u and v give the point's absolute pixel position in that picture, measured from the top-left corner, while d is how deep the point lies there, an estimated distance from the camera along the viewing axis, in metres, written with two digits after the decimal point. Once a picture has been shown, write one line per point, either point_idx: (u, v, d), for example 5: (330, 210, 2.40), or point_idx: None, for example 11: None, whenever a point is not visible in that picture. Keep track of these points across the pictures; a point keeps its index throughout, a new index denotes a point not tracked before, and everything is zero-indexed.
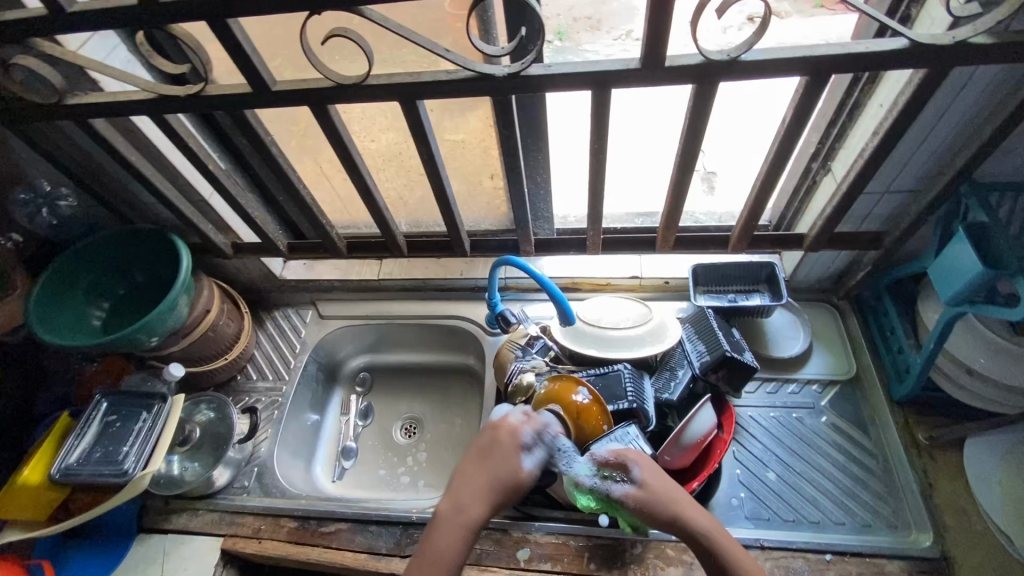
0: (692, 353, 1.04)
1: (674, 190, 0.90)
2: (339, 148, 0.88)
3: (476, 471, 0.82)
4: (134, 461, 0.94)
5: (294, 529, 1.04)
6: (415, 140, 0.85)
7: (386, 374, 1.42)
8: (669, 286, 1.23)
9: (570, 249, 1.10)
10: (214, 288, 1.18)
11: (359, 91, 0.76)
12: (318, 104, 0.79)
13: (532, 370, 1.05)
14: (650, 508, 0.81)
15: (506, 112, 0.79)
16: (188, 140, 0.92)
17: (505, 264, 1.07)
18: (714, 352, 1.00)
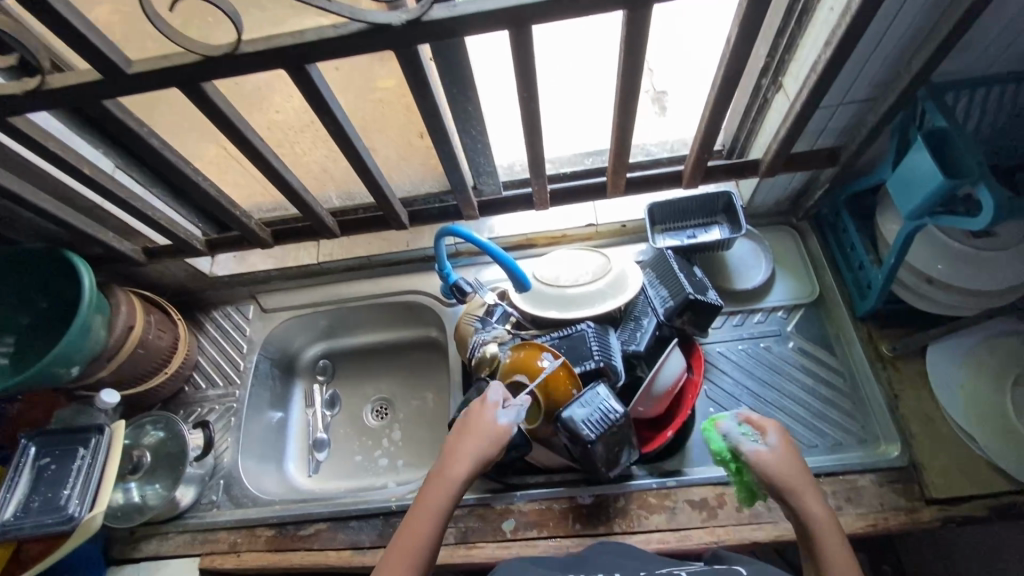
0: (656, 299, 1.00)
1: (618, 131, 0.83)
2: (231, 131, 0.75)
3: (462, 434, 0.81)
4: (78, 504, 0.87)
5: (272, 537, 1.01)
6: (317, 110, 0.73)
7: (347, 358, 1.35)
8: (627, 230, 1.18)
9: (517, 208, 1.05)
10: (134, 300, 1.06)
11: (235, 63, 0.64)
12: (191, 82, 0.66)
13: (495, 341, 0.99)
14: (772, 476, 0.74)
15: (415, 68, 0.68)
16: (51, 144, 0.79)
17: (447, 235, 0.99)
18: (677, 296, 0.97)
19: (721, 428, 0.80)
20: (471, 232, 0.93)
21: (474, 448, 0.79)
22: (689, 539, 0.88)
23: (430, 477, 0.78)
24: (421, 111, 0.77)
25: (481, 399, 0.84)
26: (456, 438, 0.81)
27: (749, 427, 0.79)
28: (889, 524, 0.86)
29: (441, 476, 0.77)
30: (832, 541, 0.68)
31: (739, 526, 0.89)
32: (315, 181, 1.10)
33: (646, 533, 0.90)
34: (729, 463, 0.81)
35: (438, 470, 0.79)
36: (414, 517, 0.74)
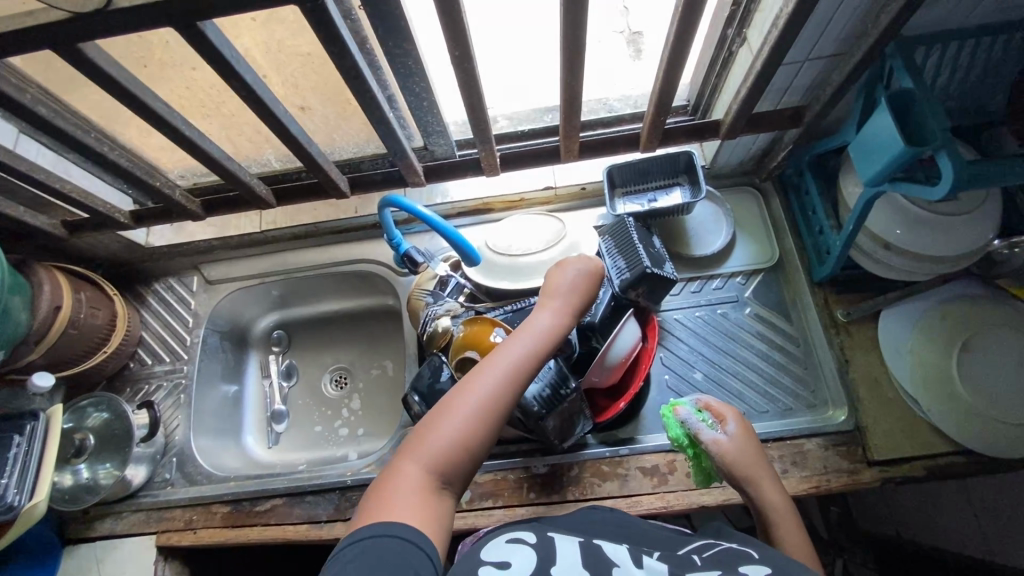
0: (612, 270, 0.95)
1: (567, 91, 0.77)
2: (128, 96, 0.67)
3: (562, 285, 0.77)
4: (17, 494, 0.84)
5: (228, 513, 1.00)
6: (222, 72, 0.66)
7: (303, 328, 1.32)
8: (587, 192, 1.14)
9: (466, 172, 1.02)
10: (59, 277, 0.98)
11: (115, 18, 0.56)
12: (69, 40, 0.58)
13: (448, 314, 0.97)
14: (731, 462, 0.76)
15: (326, 25, 0.61)
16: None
17: (391, 206, 0.94)
18: (634, 268, 0.92)
19: (678, 416, 0.81)
20: (408, 203, 0.89)
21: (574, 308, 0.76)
22: (640, 505, 0.90)
23: (533, 321, 0.72)
24: (344, 73, 0.70)
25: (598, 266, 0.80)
26: (556, 288, 0.77)
27: (708, 414, 0.80)
28: (830, 485, 0.89)
29: (541, 322, 0.72)
30: (789, 520, 0.72)
31: (690, 491, 0.90)
32: (247, 143, 1.01)
33: (598, 500, 0.91)
34: (686, 449, 0.82)
35: (536, 311, 0.75)
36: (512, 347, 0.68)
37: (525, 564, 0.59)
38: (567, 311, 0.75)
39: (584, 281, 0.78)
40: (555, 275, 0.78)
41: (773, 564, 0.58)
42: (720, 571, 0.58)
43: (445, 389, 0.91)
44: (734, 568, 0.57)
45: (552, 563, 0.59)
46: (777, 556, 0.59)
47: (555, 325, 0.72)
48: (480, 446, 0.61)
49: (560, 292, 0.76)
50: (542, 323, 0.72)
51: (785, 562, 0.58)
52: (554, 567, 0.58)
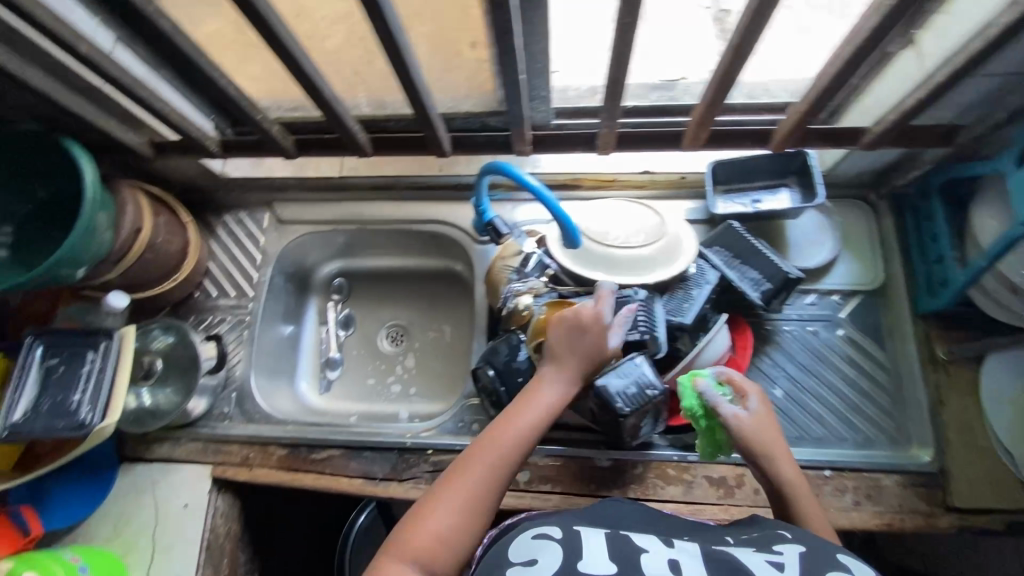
0: (746, 284, 0.90)
1: (724, 70, 0.71)
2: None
3: (564, 340, 0.80)
4: (90, 411, 0.84)
5: (284, 457, 1.00)
6: None
7: (364, 279, 1.30)
8: (686, 182, 1.07)
9: (575, 146, 0.94)
10: (141, 198, 0.96)
11: None
12: None
13: (531, 293, 0.93)
14: (751, 437, 0.76)
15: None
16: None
17: (495, 171, 0.89)
18: (775, 277, 0.88)
19: (698, 386, 0.80)
20: (523, 174, 0.84)
21: (574, 375, 0.78)
22: (703, 514, 0.88)
23: (529, 396, 0.76)
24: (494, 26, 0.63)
25: (599, 321, 0.80)
26: (555, 353, 0.79)
27: (729, 388, 0.79)
28: (904, 525, 0.86)
29: (540, 399, 0.75)
30: (804, 493, 0.73)
31: (756, 508, 0.88)
32: (342, 81, 0.95)
33: (661, 502, 0.90)
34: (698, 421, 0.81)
35: (535, 377, 0.79)
36: (508, 428, 0.72)
37: (552, 561, 0.58)
38: (573, 370, 0.78)
39: (584, 343, 0.79)
40: (553, 337, 0.80)
41: (808, 543, 0.59)
42: (755, 548, 0.60)
43: (522, 368, 0.89)
44: (768, 547, 0.60)
45: (579, 558, 0.58)
46: (809, 537, 0.61)
47: (554, 400, 0.75)
48: (490, 507, 0.67)
49: (560, 360, 0.78)
50: (540, 398, 0.75)
51: (815, 541, 0.61)
52: (581, 563, 0.57)
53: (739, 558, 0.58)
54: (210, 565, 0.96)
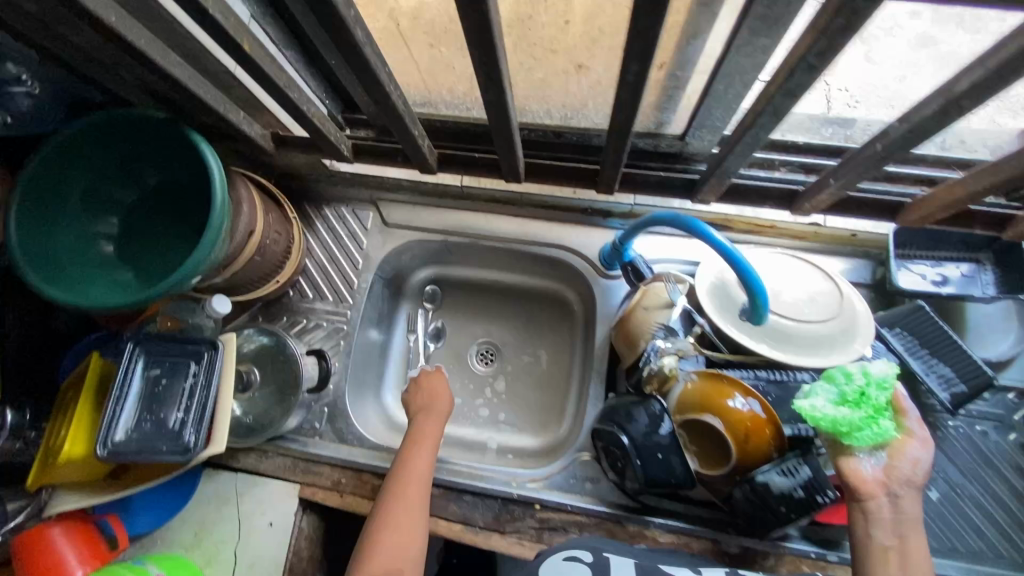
0: (933, 379, 0.79)
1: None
2: (486, 44, 0.49)
3: (421, 400, 0.95)
4: (194, 434, 0.77)
5: (378, 487, 0.93)
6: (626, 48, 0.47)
7: (458, 288, 1.20)
8: (854, 240, 0.94)
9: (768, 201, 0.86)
10: (254, 195, 0.86)
11: None
12: None
13: (676, 353, 0.82)
14: (920, 461, 0.70)
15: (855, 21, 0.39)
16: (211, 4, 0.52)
17: (679, 224, 0.77)
18: (973, 380, 0.78)
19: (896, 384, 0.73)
20: (716, 233, 0.72)
21: (440, 414, 0.93)
22: None
23: (413, 440, 0.89)
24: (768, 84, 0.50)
25: (428, 380, 0.98)
26: (415, 406, 0.95)
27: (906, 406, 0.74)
28: None
29: (423, 437, 0.89)
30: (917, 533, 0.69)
31: None
32: None
33: None
34: (872, 391, 0.69)
35: (410, 432, 0.91)
36: (409, 467, 0.84)
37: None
38: (432, 416, 0.93)
39: (429, 396, 0.95)
40: (411, 399, 0.96)
41: None
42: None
43: (663, 443, 0.79)
44: None
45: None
46: None
47: (432, 436, 0.90)
48: (419, 534, 0.78)
49: (426, 408, 0.94)
50: (424, 434, 0.90)
51: None
52: None
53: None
54: None
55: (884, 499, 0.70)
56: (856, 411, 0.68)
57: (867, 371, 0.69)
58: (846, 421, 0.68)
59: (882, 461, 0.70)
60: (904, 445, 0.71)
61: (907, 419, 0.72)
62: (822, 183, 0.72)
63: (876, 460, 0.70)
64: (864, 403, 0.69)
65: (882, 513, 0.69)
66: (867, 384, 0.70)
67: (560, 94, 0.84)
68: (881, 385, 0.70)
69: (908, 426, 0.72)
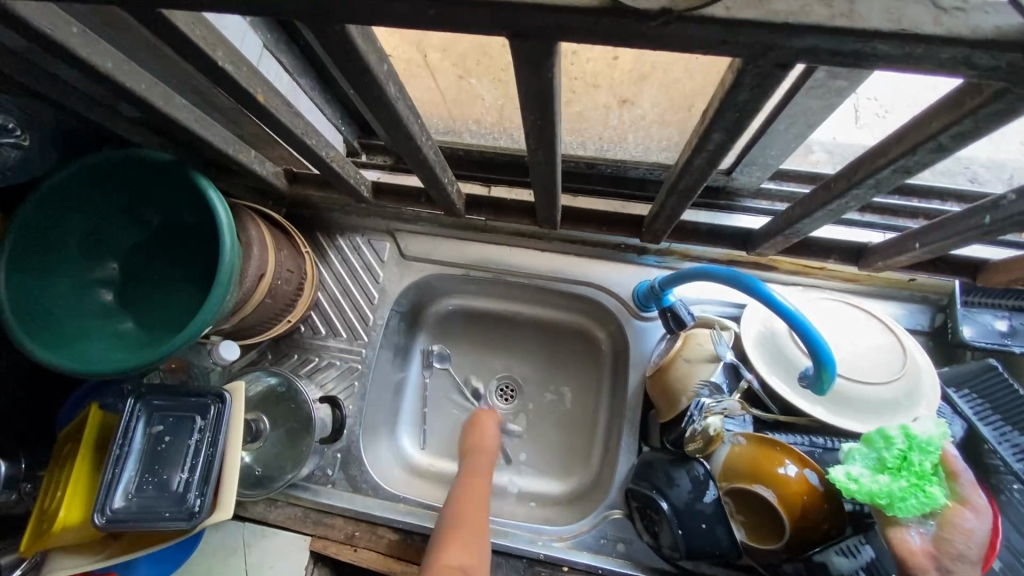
0: (1005, 448, 0.71)
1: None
2: (536, 110, 0.42)
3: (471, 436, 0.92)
4: (199, 498, 0.70)
5: (395, 543, 0.88)
6: (705, 116, 0.41)
7: (476, 320, 1.14)
8: (912, 285, 0.87)
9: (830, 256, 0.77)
10: (264, 234, 0.80)
11: (649, 33, 0.31)
12: (547, 36, 0.33)
13: (721, 413, 0.76)
14: (976, 535, 0.59)
15: (1001, 116, 0.32)
16: (219, 54, 0.45)
17: (732, 279, 0.69)
18: None
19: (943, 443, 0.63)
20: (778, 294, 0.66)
21: (490, 447, 0.90)
22: None
23: (467, 475, 0.85)
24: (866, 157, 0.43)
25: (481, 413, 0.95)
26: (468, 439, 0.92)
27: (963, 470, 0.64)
28: None
29: (478, 472, 0.86)
30: None
31: None
32: None
33: None
34: (913, 454, 0.61)
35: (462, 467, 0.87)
36: (470, 500, 0.80)
37: None
38: (485, 450, 0.89)
39: (481, 430, 0.92)
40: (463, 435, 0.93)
41: None
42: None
43: (707, 513, 0.73)
44: None
45: None
46: None
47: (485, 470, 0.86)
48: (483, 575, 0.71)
49: (479, 442, 0.91)
50: (478, 468, 0.86)
51: None
52: None
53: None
54: None
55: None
56: (897, 478, 0.60)
57: (906, 432, 0.61)
58: (883, 491, 0.60)
59: (932, 532, 0.60)
60: (954, 514, 0.60)
61: (959, 484, 0.62)
62: (902, 248, 0.63)
63: (924, 531, 0.60)
64: (905, 469, 0.61)
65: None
66: (907, 447, 0.62)
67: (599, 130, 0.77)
68: (924, 447, 0.61)
69: (962, 493, 0.62)
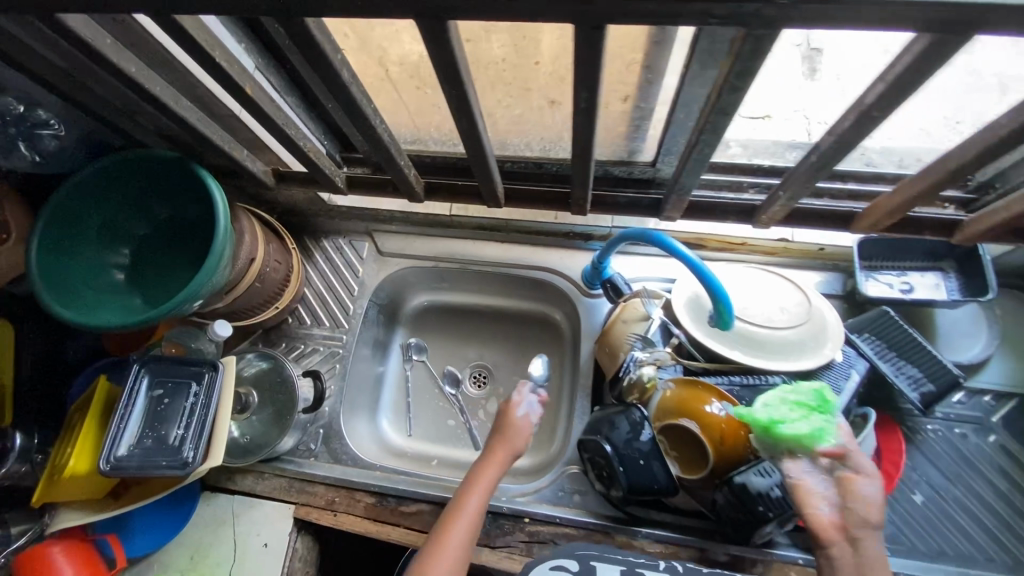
0: (903, 380, 0.82)
1: (944, 173, 0.61)
2: (452, 83, 0.56)
3: (497, 438, 0.85)
4: (193, 450, 0.80)
5: (372, 505, 0.96)
6: (573, 82, 0.55)
7: (449, 314, 1.25)
8: (822, 254, 0.99)
9: (730, 217, 0.85)
10: (255, 227, 0.93)
11: (507, 8, 0.45)
12: (441, 16, 0.47)
13: (654, 364, 0.86)
14: (873, 500, 0.66)
15: (755, 56, 0.46)
16: (216, 53, 0.61)
17: (641, 237, 0.83)
18: (941, 379, 0.81)
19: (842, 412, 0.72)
20: (680, 247, 0.77)
21: (510, 448, 0.83)
22: None
23: (475, 474, 0.80)
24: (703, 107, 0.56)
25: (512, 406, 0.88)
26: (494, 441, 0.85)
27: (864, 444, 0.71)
28: None
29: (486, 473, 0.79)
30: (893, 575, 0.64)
31: None
32: None
33: None
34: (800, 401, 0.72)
35: (476, 464, 0.82)
36: (463, 509, 0.75)
37: None
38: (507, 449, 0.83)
39: (510, 429, 0.85)
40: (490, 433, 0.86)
41: None
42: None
43: (644, 450, 0.81)
44: None
45: None
46: None
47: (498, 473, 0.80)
48: None
49: (501, 440, 0.84)
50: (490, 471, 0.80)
51: None
52: None
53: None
54: None
55: (846, 544, 0.65)
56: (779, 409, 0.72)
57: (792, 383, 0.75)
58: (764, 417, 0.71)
59: (835, 500, 0.66)
60: (851, 481, 0.67)
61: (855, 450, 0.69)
62: (774, 198, 0.75)
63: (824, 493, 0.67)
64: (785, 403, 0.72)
65: (847, 559, 0.64)
66: (796, 390, 0.74)
67: (538, 130, 0.92)
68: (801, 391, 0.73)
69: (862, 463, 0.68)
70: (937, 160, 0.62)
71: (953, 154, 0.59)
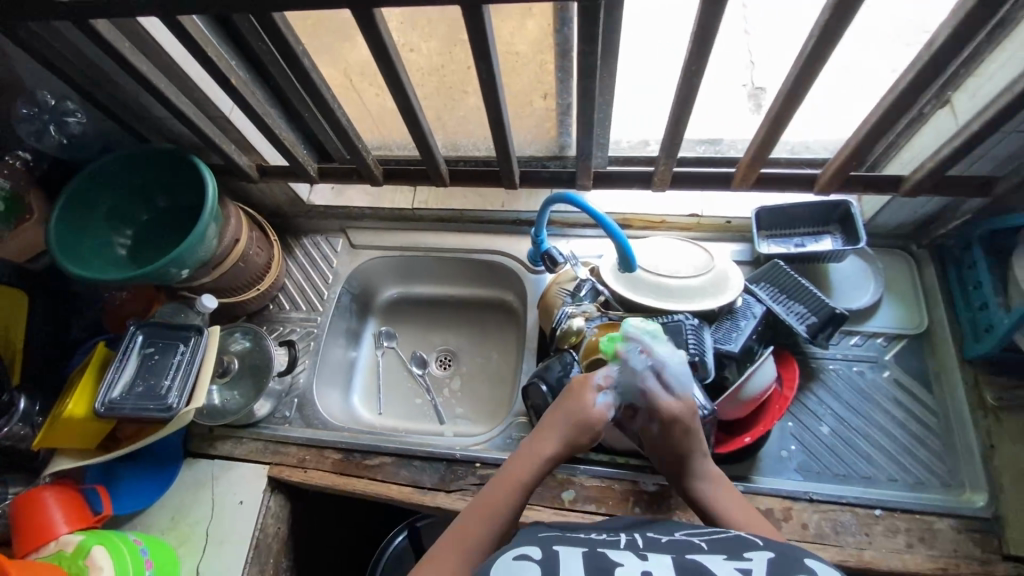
0: (792, 317, 0.96)
1: (768, 127, 0.79)
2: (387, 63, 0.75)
3: (558, 423, 0.80)
4: (177, 397, 0.91)
5: (339, 460, 1.05)
6: (474, 55, 0.74)
7: (417, 305, 1.37)
8: (731, 226, 1.14)
9: (633, 184, 0.99)
10: (241, 215, 1.09)
11: None
12: None
13: (583, 315, 0.99)
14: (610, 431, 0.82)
15: (591, 25, 0.65)
16: (209, 50, 0.80)
17: (559, 201, 1.00)
18: (821, 310, 0.95)
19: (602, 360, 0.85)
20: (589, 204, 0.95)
21: (563, 434, 0.79)
22: None
23: (521, 453, 0.78)
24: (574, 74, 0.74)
25: (579, 389, 0.82)
26: (550, 425, 0.80)
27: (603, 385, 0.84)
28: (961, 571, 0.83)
29: (531, 456, 0.77)
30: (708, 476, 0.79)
31: (804, 543, 0.87)
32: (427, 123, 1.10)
33: None
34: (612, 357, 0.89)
35: (527, 443, 0.79)
36: (500, 489, 0.73)
37: None
38: (561, 433, 0.79)
39: (575, 418, 0.80)
40: (550, 416, 0.82)
41: (779, 550, 0.57)
42: (724, 555, 0.56)
43: None
44: (738, 554, 0.56)
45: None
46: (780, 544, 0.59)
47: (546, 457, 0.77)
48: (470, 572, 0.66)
49: (558, 423, 0.80)
50: (536, 453, 0.77)
51: (784, 547, 0.58)
52: None
53: (708, 565, 0.54)
54: (256, 563, 0.98)
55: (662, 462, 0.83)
56: None
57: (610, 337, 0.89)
58: None
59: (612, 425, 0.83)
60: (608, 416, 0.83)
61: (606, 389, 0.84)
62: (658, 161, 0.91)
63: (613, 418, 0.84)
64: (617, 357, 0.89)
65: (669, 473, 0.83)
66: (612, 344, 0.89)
67: (479, 126, 1.10)
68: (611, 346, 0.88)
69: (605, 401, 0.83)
70: (769, 111, 0.79)
71: (775, 106, 0.77)
